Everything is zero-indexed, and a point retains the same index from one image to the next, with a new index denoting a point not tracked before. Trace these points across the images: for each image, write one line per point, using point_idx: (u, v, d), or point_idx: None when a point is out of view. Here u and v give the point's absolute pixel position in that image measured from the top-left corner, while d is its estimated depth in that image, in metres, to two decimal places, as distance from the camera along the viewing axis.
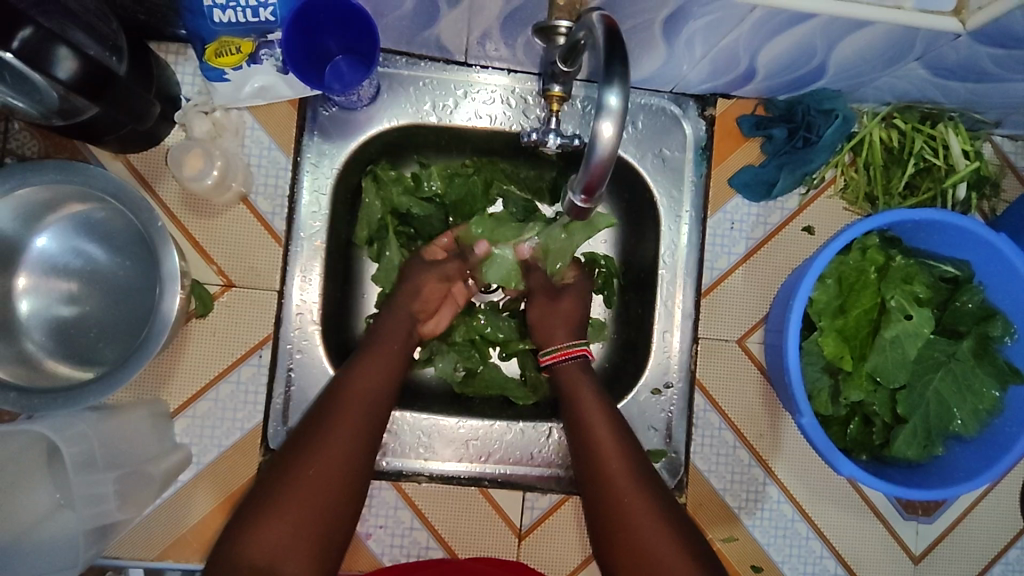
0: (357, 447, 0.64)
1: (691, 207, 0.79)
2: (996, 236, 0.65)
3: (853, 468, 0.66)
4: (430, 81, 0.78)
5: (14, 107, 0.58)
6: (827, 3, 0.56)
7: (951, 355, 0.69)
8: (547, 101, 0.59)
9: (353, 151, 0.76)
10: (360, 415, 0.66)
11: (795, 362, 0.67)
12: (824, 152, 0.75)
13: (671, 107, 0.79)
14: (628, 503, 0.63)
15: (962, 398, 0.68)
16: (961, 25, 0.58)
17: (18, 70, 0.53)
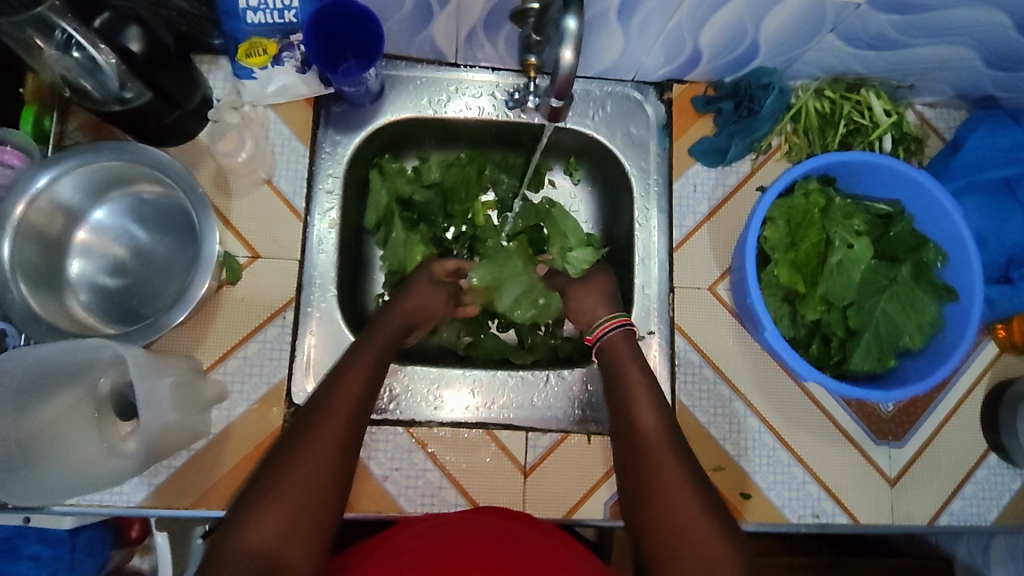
0: (345, 439, 0.67)
1: (658, 174, 0.91)
2: (916, 172, 0.76)
3: (815, 374, 0.74)
4: (426, 80, 0.90)
5: (78, 90, 0.68)
6: None
7: (893, 276, 0.78)
8: (525, 70, 0.71)
9: (362, 141, 0.88)
10: (349, 410, 0.69)
11: (757, 287, 0.76)
12: (767, 121, 0.88)
13: (634, 94, 0.92)
14: (656, 458, 0.68)
15: (907, 314, 0.77)
16: None
17: (92, 59, 0.65)
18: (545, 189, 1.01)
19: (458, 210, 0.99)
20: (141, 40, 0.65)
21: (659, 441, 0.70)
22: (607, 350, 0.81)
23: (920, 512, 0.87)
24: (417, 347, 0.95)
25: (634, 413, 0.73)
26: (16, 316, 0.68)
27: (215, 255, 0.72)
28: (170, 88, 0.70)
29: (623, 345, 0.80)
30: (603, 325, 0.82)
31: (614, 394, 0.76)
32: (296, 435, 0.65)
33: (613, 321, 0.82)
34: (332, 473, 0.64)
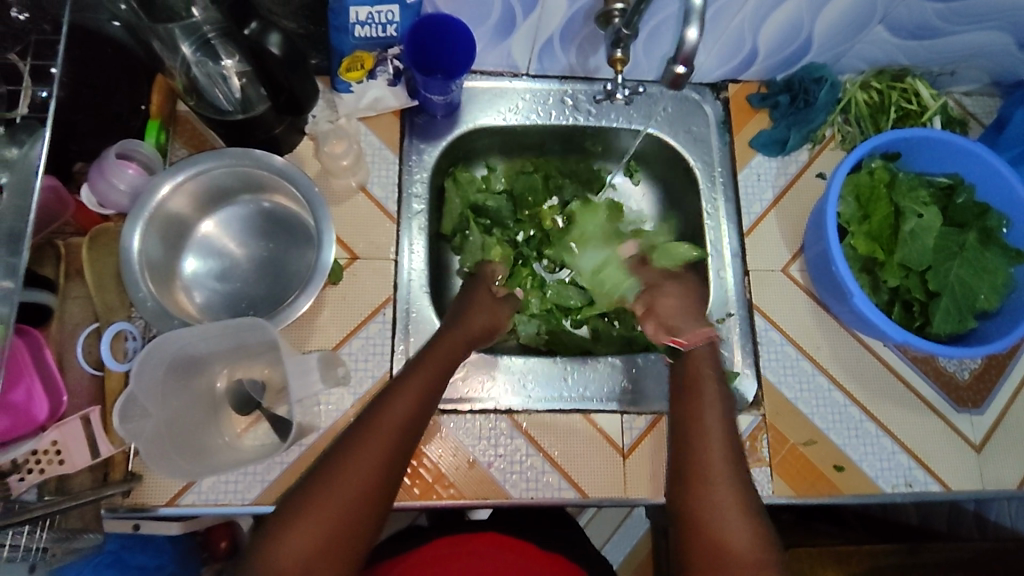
0: (389, 462, 0.67)
1: (721, 166, 0.96)
2: (971, 143, 0.82)
3: (906, 336, 0.77)
4: (498, 91, 0.97)
5: (209, 101, 0.78)
6: None
7: (970, 238, 0.82)
8: (613, 65, 0.79)
9: (443, 149, 0.94)
10: (393, 435, 0.68)
11: (840, 255, 0.80)
12: (821, 111, 0.95)
13: (692, 95, 0.99)
14: (703, 498, 0.68)
15: (984, 272, 0.80)
16: None
17: (221, 73, 0.77)
18: (608, 193, 1.07)
19: (527, 215, 1.02)
20: (280, 44, 0.74)
21: (714, 472, 0.70)
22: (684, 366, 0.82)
23: (1010, 476, 0.86)
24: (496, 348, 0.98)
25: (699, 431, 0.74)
26: (149, 312, 0.71)
27: (330, 264, 0.74)
28: (293, 91, 0.78)
29: (701, 354, 0.82)
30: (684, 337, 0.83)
31: (680, 423, 0.76)
32: (334, 457, 0.66)
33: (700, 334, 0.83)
34: (365, 498, 0.64)
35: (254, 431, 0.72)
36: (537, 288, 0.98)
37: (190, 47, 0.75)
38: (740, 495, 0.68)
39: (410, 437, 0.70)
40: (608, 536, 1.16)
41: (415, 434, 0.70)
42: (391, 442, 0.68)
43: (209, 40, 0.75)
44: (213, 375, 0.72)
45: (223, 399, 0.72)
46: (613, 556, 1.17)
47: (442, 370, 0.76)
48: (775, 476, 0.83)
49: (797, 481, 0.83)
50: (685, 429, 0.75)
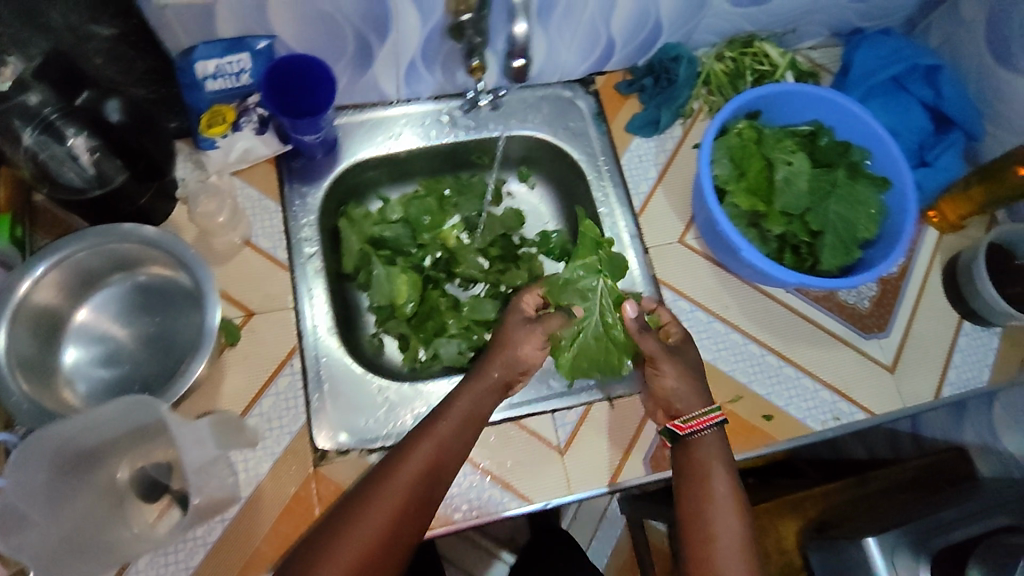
0: (411, 503, 0.69)
1: (604, 154, 0.99)
2: (821, 88, 0.86)
3: (798, 277, 0.81)
4: (372, 122, 0.96)
5: (61, 184, 0.74)
6: None
7: (842, 175, 0.85)
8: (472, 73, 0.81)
9: (326, 189, 0.92)
10: (413, 476, 0.70)
11: (722, 215, 0.83)
12: (684, 87, 0.98)
13: (564, 93, 1.01)
14: None
15: (863, 202, 0.84)
16: None
17: (70, 153, 0.74)
18: (505, 202, 1.08)
19: (428, 238, 1.02)
20: (121, 111, 0.75)
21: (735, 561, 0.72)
22: (686, 448, 0.79)
23: (923, 390, 0.91)
24: (419, 376, 0.97)
25: (705, 533, 0.73)
26: (25, 415, 0.66)
27: (217, 326, 0.71)
28: (151, 155, 0.77)
29: (709, 451, 0.78)
30: (704, 418, 0.79)
31: (692, 508, 0.75)
32: (350, 505, 0.68)
33: (709, 419, 0.79)
34: (379, 538, 0.66)
35: (168, 516, 0.68)
36: (452, 309, 0.99)
37: (31, 133, 0.73)
38: None
39: (425, 508, 0.69)
40: (593, 533, 1.17)
41: (443, 470, 0.72)
42: (409, 482, 0.69)
43: (51, 122, 0.73)
44: (113, 465, 0.68)
45: (127, 489, 0.68)
46: (601, 551, 1.17)
47: (480, 395, 0.78)
48: None
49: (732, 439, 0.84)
50: (699, 516, 0.74)
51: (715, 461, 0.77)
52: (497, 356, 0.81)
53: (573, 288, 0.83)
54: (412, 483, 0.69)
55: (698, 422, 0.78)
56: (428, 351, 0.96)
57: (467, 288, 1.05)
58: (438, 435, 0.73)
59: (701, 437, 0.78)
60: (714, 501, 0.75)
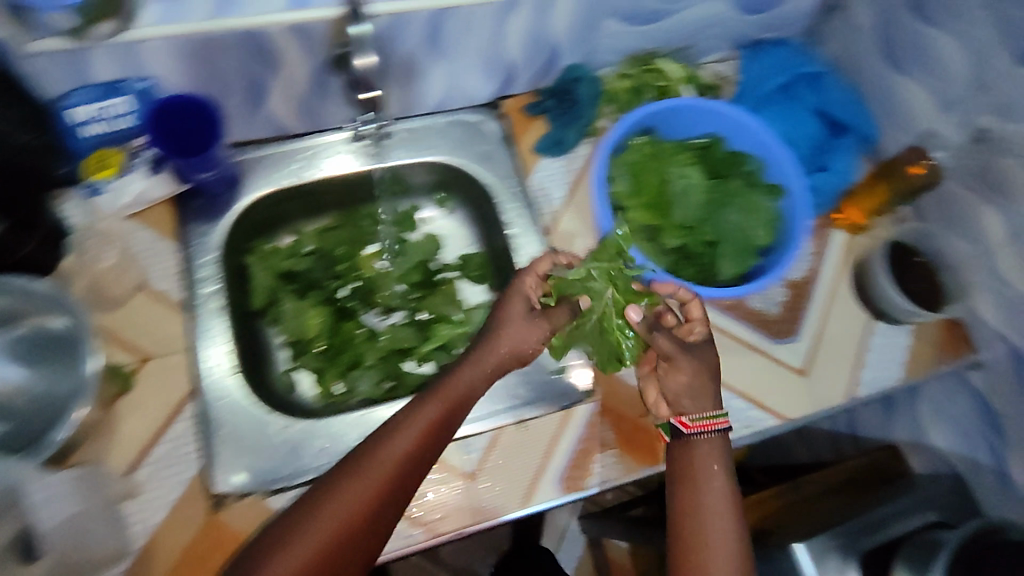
0: (396, 484, 0.66)
1: (512, 176, 0.98)
2: (713, 102, 0.87)
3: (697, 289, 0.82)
4: (275, 156, 0.94)
5: None
6: None
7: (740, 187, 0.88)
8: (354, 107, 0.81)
9: (227, 226, 0.90)
10: (402, 458, 0.67)
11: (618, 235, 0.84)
12: (588, 107, 0.98)
13: (472, 117, 1.00)
14: None
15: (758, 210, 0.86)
16: None
17: None
18: (422, 228, 1.08)
19: (344, 269, 1.02)
20: None
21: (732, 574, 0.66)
22: (681, 451, 0.74)
23: (836, 390, 0.91)
24: (337, 410, 0.95)
25: (699, 541, 0.68)
26: None
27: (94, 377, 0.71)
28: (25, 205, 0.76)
29: (702, 454, 0.73)
30: (710, 420, 0.74)
31: (685, 514, 0.70)
32: (331, 483, 0.65)
33: (715, 421, 0.74)
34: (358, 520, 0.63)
35: None
36: (369, 341, 0.98)
37: None
38: None
39: (402, 491, 0.66)
40: (559, 543, 1.46)
41: (429, 454, 0.69)
42: (394, 463, 0.66)
43: None
44: None
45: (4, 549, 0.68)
46: (567, 556, 1.46)
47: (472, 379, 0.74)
48: (621, 456, 0.84)
49: (645, 454, 0.84)
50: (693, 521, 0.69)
51: (707, 464, 0.72)
52: (496, 337, 0.76)
53: (580, 286, 0.77)
54: (398, 466, 0.66)
55: (707, 423, 0.74)
56: (344, 384, 0.96)
57: (387, 316, 1.03)
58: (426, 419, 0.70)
59: (699, 440, 0.73)
60: (703, 508, 0.69)
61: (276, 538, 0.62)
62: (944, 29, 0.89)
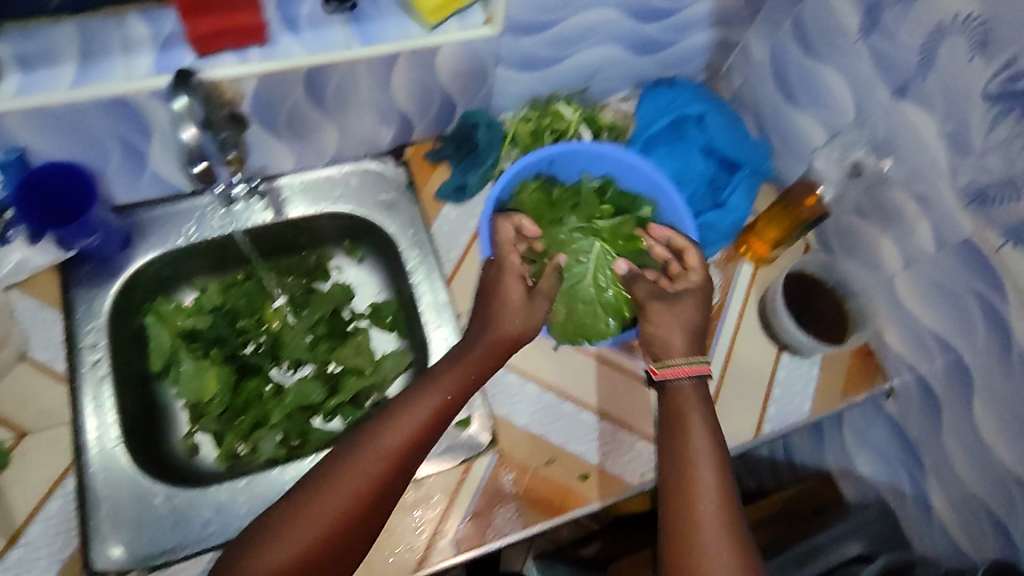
0: (404, 460, 0.71)
1: (416, 223, 0.96)
2: (602, 146, 0.88)
3: None
4: (168, 217, 0.93)
5: None
6: (398, 45, 0.80)
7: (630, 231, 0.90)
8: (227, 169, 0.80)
9: (117, 291, 0.90)
10: (408, 437, 0.72)
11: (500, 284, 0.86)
12: (488, 151, 0.97)
13: (374, 166, 0.99)
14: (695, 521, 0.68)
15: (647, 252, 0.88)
16: (494, 29, 0.83)
17: None
18: (333, 277, 1.06)
19: (250, 324, 1.00)
20: None
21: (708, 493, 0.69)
22: (670, 399, 0.77)
23: (744, 427, 0.91)
24: (237, 472, 0.92)
25: (683, 457, 0.72)
26: None
27: None
28: None
29: (690, 406, 0.76)
30: (679, 367, 0.78)
31: (670, 440, 0.74)
32: (337, 461, 0.70)
33: (688, 367, 0.78)
34: (364, 496, 0.68)
35: None
36: (275, 399, 0.96)
37: None
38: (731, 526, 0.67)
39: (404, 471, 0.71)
40: None
41: (435, 431, 0.74)
42: (402, 443, 0.71)
43: None
44: None
45: None
46: None
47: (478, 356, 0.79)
48: (523, 508, 0.82)
49: (548, 506, 0.82)
50: (675, 445, 0.73)
51: (695, 415, 0.75)
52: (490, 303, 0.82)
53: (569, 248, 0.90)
54: (404, 444, 0.71)
55: (676, 368, 0.78)
56: (247, 444, 0.93)
57: (297, 370, 1.01)
58: (431, 403, 0.74)
59: (678, 385, 0.77)
60: (701, 455, 0.72)
61: (281, 513, 0.67)
62: (827, 63, 0.89)
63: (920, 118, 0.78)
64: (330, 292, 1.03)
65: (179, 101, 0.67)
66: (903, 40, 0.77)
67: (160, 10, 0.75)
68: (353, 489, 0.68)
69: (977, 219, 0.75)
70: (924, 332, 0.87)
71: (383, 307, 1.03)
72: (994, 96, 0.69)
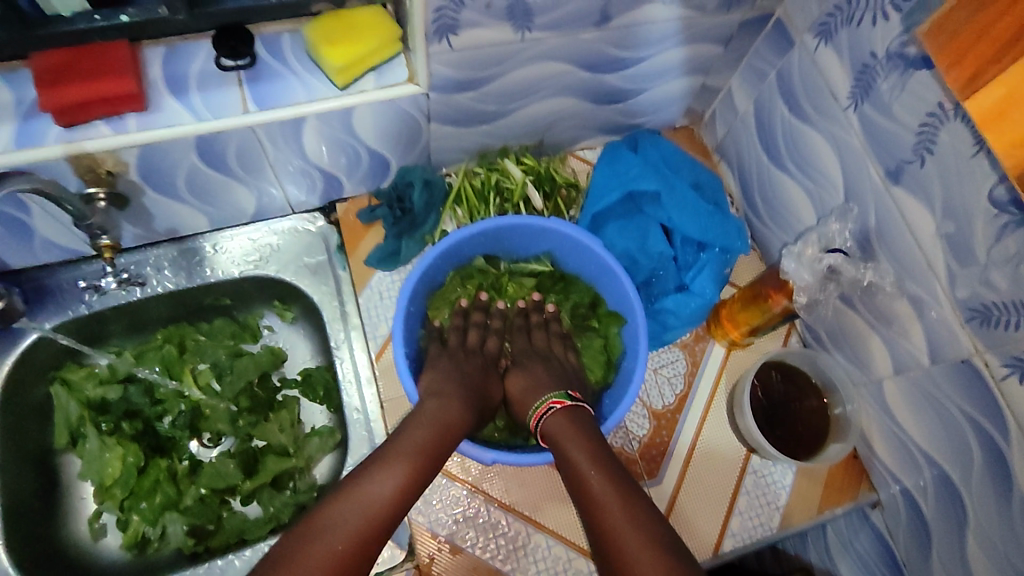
0: (420, 476, 0.62)
1: (341, 295, 0.87)
2: (547, 220, 0.77)
3: (495, 454, 0.70)
4: (69, 282, 0.84)
5: None
6: (305, 106, 0.69)
7: (554, 342, 0.81)
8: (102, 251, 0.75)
9: (12, 366, 0.80)
10: (422, 452, 0.63)
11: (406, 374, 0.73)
12: (424, 213, 0.88)
13: (302, 226, 0.89)
14: (627, 556, 0.56)
15: (571, 357, 0.80)
16: (418, 86, 0.72)
17: None
18: (263, 338, 0.94)
19: (166, 393, 0.88)
20: None
21: (622, 516, 0.58)
22: (551, 438, 0.68)
23: (701, 543, 0.79)
24: (141, 568, 0.81)
25: (589, 494, 0.61)
26: None
27: None
28: None
29: (563, 435, 0.67)
30: (539, 410, 0.71)
31: (569, 484, 0.64)
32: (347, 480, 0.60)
33: (543, 408, 0.70)
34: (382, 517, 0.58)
35: None
36: (189, 479, 0.85)
37: None
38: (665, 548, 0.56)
39: (364, 556, 0.56)
40: None
41: (447, 452, 0.66)
42: (419, 458, 0.62)
43: None
44: None
45: None
46: None
47: (470, 386, 0.73)
48: None
49: None
50: (573, 484, 0.63)
51: (570, 438, 0.66)
52: (456, 366, 0.75)
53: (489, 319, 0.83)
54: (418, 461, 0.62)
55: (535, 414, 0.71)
56: (156, 529, 0.81)
57: (218, 444, 0.89)
58: (436, 426, 0.66)
59: (548, 425, 0.69)
60: (598, 483, 0.61)
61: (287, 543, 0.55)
62: (814, 128, 0.77)
63: (914, 209, 0.66)
64: (256, 355, 0.90)
65: None
66: (898, 116, 0.65)
67: (23, 72, 0.65)
68: (373, 507, 0.57)
69: (978, 337, 0.63)
70: (913, 446, 0.75)
71: (314, 376, 0.90)
72: (1002, 202, 0.57)
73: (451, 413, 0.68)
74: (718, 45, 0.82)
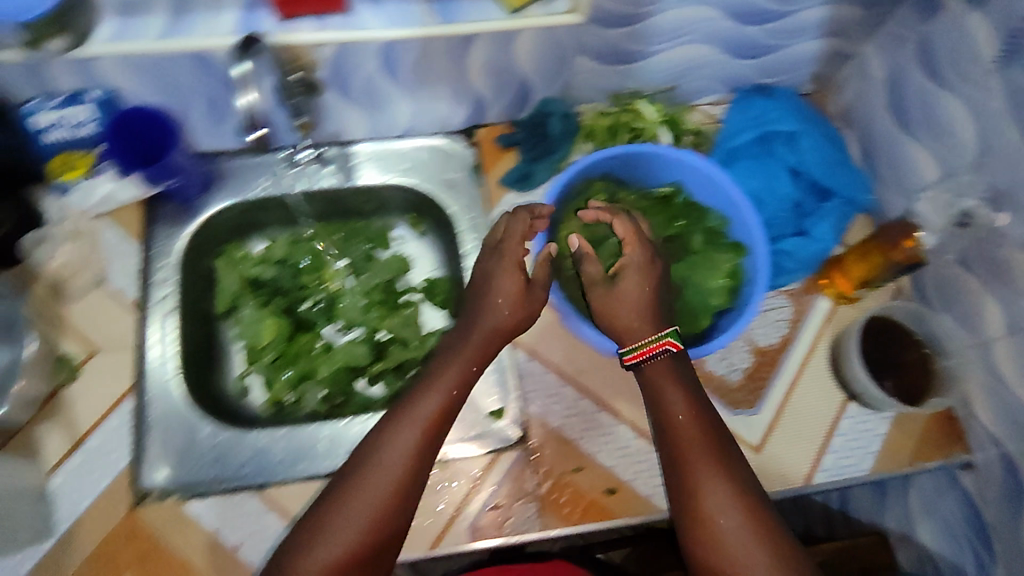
0: (437, 424, 0.68)
1: (477, 211, 0.95)
2: (668, 149, 0.84)
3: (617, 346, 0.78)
4: (242, 167, 0.94)
5: None
6: (477, 25, 0.77)
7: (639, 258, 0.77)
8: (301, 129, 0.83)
9: (190, 236, 0.91)
10: (435, 401, 0.69)
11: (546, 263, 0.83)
12: (560, 141, 0.94)
13: (446, 144, 0.98)
14: (707, 505, 0.65)
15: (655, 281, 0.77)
16: (579, 16, 0.78)
17: None
18: (394, 245, 1.02)
19: (310, 282, 0.98)
20: None
21: (711, 472, 0.66)
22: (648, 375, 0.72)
23: (792, 473, 0.84)
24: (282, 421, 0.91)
25: (682, 439, 0.68)
26: None
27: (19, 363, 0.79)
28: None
29: (663, 378, 0.71)
30: (646, 347, 0.72)
31: (658, 422, 0.71)
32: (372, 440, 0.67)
33: (657, 345, 0.72)
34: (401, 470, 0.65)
35: None
36: (324, 355, 0.94)
37: None
38: (741, 508, 0.64)
39: (392, 503, 0.64)
40: None
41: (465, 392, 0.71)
42: (433, 407, 0.68)
43: None
44: None
45: None
46: None
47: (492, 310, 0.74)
48: (543, 511, 0.78)
49: (568, 512, 0.78)
50: (665, 426, 0.70)
51: (670, 385, 0.71)
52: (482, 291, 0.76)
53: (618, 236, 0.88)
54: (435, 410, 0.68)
55: (642, 350, 0.72)
56: (294, 395, 0.92)
57: (347, 332, 0.98)
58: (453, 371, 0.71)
59: (653, 365, 0.72)
60: (691, 435, 0.68)
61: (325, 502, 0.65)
62: (953, 91, 0.79)
63: None
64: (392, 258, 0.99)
65: (247, 64, 0.70)
66: None
67: None
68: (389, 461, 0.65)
69: None
70: (1017, 408, 0.76)
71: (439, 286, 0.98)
72: None
73: (460, 372, 0.71)
74: (861, 8, 0.85)
